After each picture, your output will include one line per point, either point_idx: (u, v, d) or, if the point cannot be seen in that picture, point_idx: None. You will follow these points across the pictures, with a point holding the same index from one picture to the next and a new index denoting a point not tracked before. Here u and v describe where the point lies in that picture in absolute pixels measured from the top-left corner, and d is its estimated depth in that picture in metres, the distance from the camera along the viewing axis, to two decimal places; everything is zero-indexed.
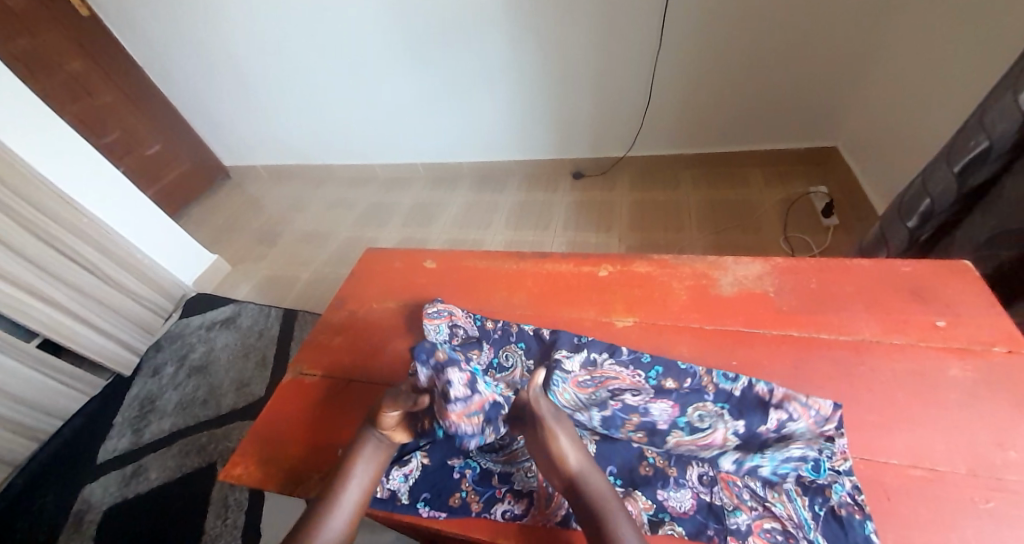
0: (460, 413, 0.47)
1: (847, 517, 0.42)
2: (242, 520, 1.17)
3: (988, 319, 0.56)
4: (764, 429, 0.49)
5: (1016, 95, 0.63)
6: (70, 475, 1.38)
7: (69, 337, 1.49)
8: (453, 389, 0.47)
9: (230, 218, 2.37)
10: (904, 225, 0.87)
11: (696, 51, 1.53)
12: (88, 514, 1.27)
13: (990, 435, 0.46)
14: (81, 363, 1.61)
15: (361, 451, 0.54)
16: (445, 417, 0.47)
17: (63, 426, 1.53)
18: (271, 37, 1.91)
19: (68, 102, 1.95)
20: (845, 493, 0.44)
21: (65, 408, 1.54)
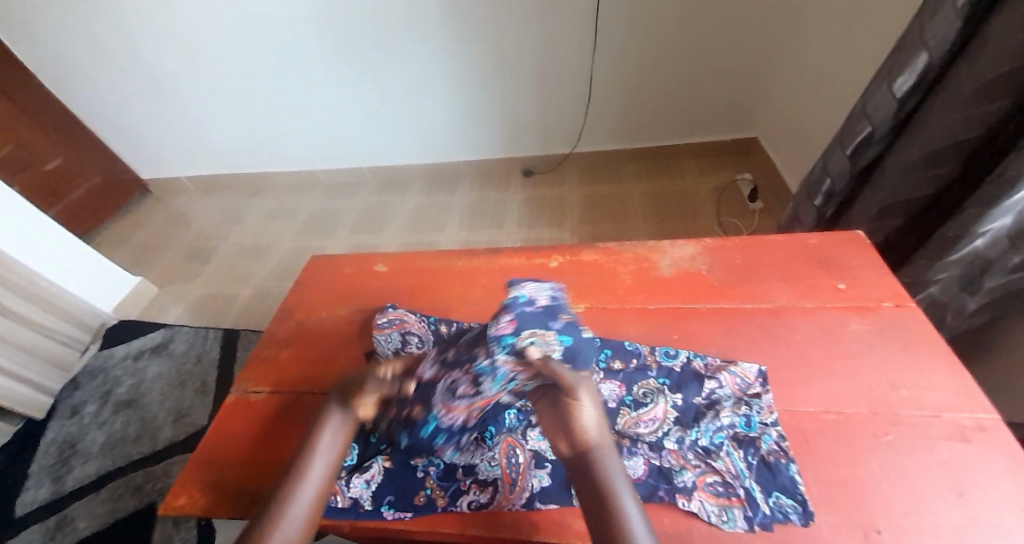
0: (464, 407, 0.49)
1: (774, 462, 0.47)
2: None
3: (878, 279, 0.65)
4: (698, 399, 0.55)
5: (890, 85, 0.74)
6: None
7: None
8: (459, 384, 0.48)
9: (153, 235, 2.18)
10: (812, 204, 0.98)
11: (626, 48, 1.63)
12: None
13: (886, 378, 0.53)
14: None
15: (326, 423, 0.51)
16: (446, 410, 0.49)
17: None
18: (192, 38, 1.81)
19: None
20: (771, 441, 0.49)
21: None
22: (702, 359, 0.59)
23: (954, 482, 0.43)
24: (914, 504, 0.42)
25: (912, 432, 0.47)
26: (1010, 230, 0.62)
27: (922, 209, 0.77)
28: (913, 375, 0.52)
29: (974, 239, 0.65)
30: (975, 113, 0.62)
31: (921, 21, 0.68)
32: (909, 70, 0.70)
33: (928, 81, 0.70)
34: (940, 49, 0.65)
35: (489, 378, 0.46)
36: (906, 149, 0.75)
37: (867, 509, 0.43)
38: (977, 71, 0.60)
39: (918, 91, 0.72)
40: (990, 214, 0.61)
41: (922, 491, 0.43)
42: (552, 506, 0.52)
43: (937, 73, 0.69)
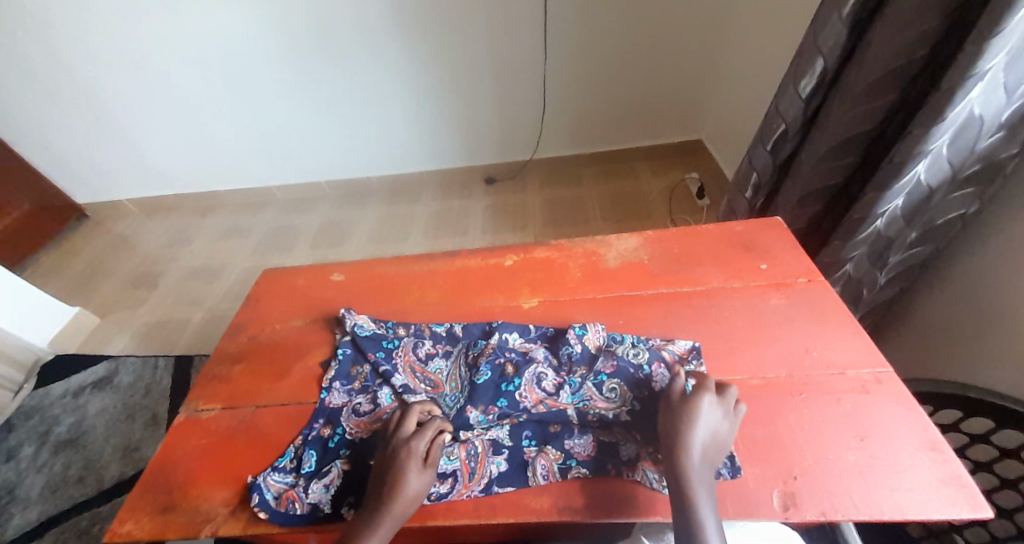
0: (536, 397, 0.59)
1: None
2: None
3: (795, 259, 0.72)
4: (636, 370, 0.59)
5: (796, 86, 0.82)
6: None
7: None
8: (547, 383, 0.60)
9: (92, 262, 2.05)
10: (744, 196, 1.06)
11: (575, 57, 1.70)
12: None
13: (801, 344, 0.59)
14: None
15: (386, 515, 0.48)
16: (524, 397, 0.59)
17: None
18: (131, 53, 1.74)
19: None
20: None
21: None
22: (637, 339, 0.64)
23: (858, 428, 0.49)
24: (825, 451, 0.47)
25: (822, 390, 0.53)
26: (904, 209, 0.70)
27: (833, 195, 0.86)
28: (822, 339, 0.59)
29: (875, 220, 0.73)
30: (866, 109, 0.70)
31: (815, 29, 0.76)
32: (810, 73, 0.78)
33: (828, 82, 0.78)
34: (832, 54, 0.74)
35: (568, 390, 0.59)
36: (815, 143, 0.82)
37: (788, 460, 0.47)
38: (863, 72, 0.68)
39: (820, 90, 0.80)
40: (886, 197, 0.69)
41: (830, 438, 0.48)
42: (510, 488, 0.54)
43: (834, 75, 0.77)
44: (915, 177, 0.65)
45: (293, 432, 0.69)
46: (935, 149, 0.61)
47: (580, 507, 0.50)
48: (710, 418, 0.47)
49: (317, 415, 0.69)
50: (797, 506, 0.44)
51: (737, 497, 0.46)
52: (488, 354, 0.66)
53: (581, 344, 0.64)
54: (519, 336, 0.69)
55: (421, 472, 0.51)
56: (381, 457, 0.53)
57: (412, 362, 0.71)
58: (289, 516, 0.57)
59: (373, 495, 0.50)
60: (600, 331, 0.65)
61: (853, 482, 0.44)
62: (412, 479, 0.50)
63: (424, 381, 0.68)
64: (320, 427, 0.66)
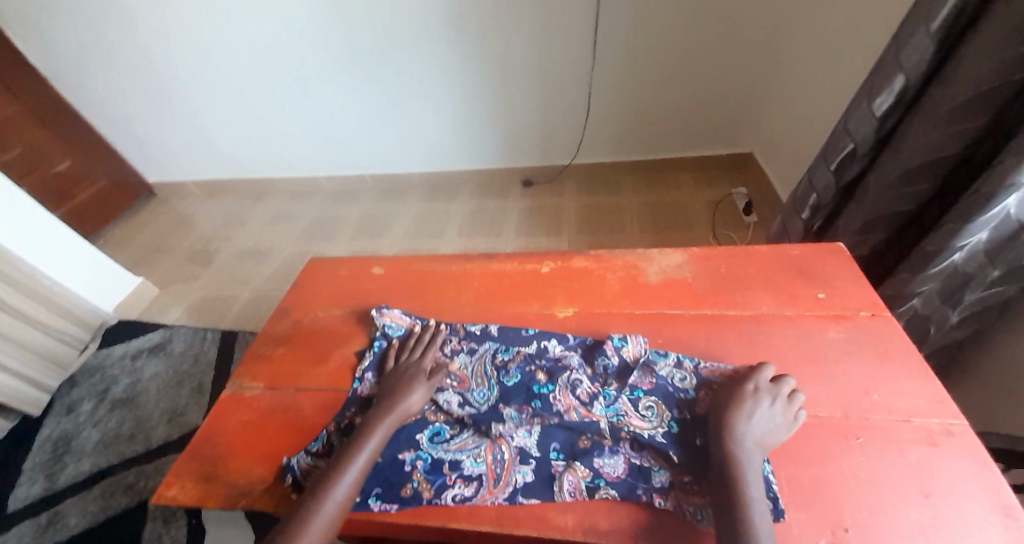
0: (569, 402, 0.59)
1: None
2: None
3: (855, 289, 0.67)
4: (677, 391, 0.58)
5: (870, 104, 0.77)
6: None
7: None
8: (581, 391, 0.60)
9: (155, 237, 2.21)
10: (800, 217, 1.00)
11: (626, 63, 1.67)
12: None
13: (857, 384, 0.55)
14: None
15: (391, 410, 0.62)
16: (557, 402, 0.60)
17: None
18: (204, 45, 1.86)
19: None
20: None
21: None
22: (677, 358, 0.62)
23: (920, 482, 0.44)
24: (880, 503, 0.44)
25: (882, 436, 0.49)
26: (987, 244, 0.64)
27: (902, 224, 0.79)
28: (883, 380, 0.54)
29: (952, 254, 0.67)
30: (952, 132, 0.64)
31: (897, 44, 0.71)
32: (888, 90, 0.73)
33: (907, 101, 0.73)
34: (915, 71, 0.68)
35: (602, 401, 0.58)
36: (887, 165, 0.76)
37: (838, 508, 0.44)
38: (953, 91, 0.62)
39: (897, 110, 0.74)
40: (968, 229, 0.63)
41: (887, 490, 0.44)
42: (535, 500, 0.53)
43: (914, 93, 0.72)
44: (1004, 210, 0.59)
45: (327, 418, 0.71)
46: None
47: (604, 530, 0.49)
48: (762, 413, 0.50)
49: (350, 403, 0.70)
50: None
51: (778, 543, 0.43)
52: (519, 360, 0.67)
53: (619, 357, 0.63)
54: (558, 343, 0.69)
55: (425, 386, 0.66)
56: (399, 369, 0.69)
57: (439, 357, 0.72)
58: None
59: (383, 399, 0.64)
60: (641, 344, 0.65)
61: (912, 541, 0.40)
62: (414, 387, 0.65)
63: (451, 376, 0.69)
64: (352, 416, 0.68)
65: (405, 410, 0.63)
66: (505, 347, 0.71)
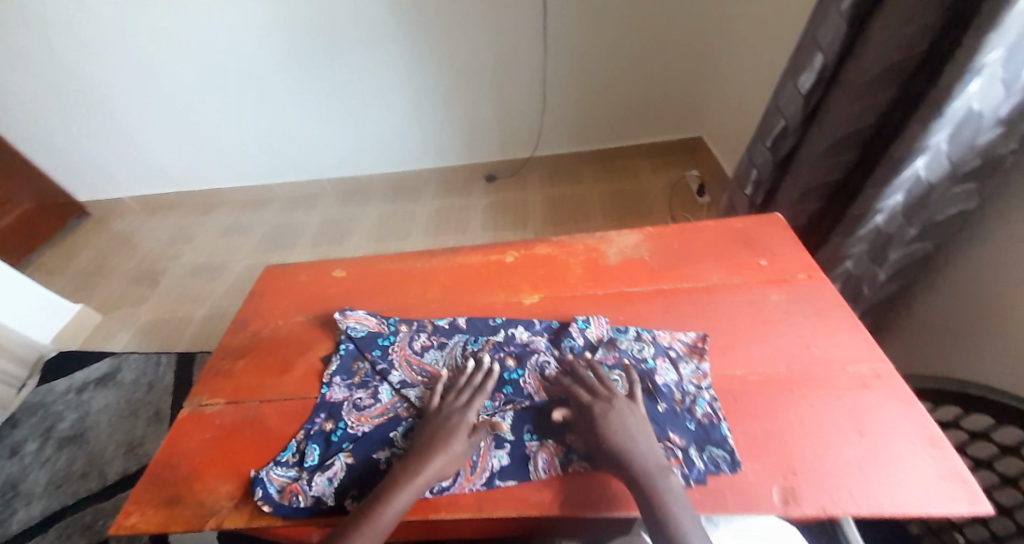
0: (538, 382, 0.62)
1: (709, 424, 0.52)
2: None
3: (793, 254, 0.72)
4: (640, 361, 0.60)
5: (795, 82, 0.82)
6: None
7: None
8: (550, 371, 0.63)
9: (94, 260, 2.06)
10: (744, 194, 1.06)
11: (576, 54, 1.70)
12: None
13: (800, 340, 0.59)
14: None
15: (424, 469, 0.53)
16: (526, 383, 0.62)
17: None
18: (132, 50, 1.74)
19: None
20: (706, 404, 0.54)
21: None
22: (637, 332, 0.65)
23: (858, 424, 0.49)
24: (824, 446, 0.48)
25: (821, 385, 0.53)
26: (903, 205, 0.70)
27: (833, 192, 0.86)
28: (820, 334, 0.59)
29: (874, 217, 0.73)
30: (868, 102, 0.70)
31: (813, 26, 0.77)
32: (810, 68, 0.78)
33: (827, 78, 0.79)
34: (831, 50, 0.74)
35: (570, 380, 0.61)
36: (814, 139, 0.82)
37: (789, 455, 0.48)
38: (863, 65, 0.68)
39: (819, 87, 0.80)
40: (884, 193, 0.69)
41: (829, 434, 0.48)
42: (511, 482, 0.54)
43: (833, 70, 0.77)
44: (914, 173, 0.65)
45: (296, 426, 0.69)
46: (933, 144, 0.61)
47: (580, 501, 0.51)
48: (635, 426, 0.50)
49: (319, 409, 0.69)
50: (797, 501, 0.44)
51: (738, 492, 0.46)
52: (489, 349, 0.68)
53: (584, 337, 0.65)
54: (525, 329, 0.71)
55: (466, 440, 0.56)
56: (435, 416, 0.59)
57: (409, 354, 0.72)
58: (292, 509, 0.58)
59: (415, 452, 0.55)
60: (603, 324, 0.67)
61: (851, 477, 0.45)
62: (456, 443, 0.55)
63: (422, 372, 0.69)
64: (322, 422, 0.67)
65: (439, 469, 0.53)
66: (475, 337, 0.72)
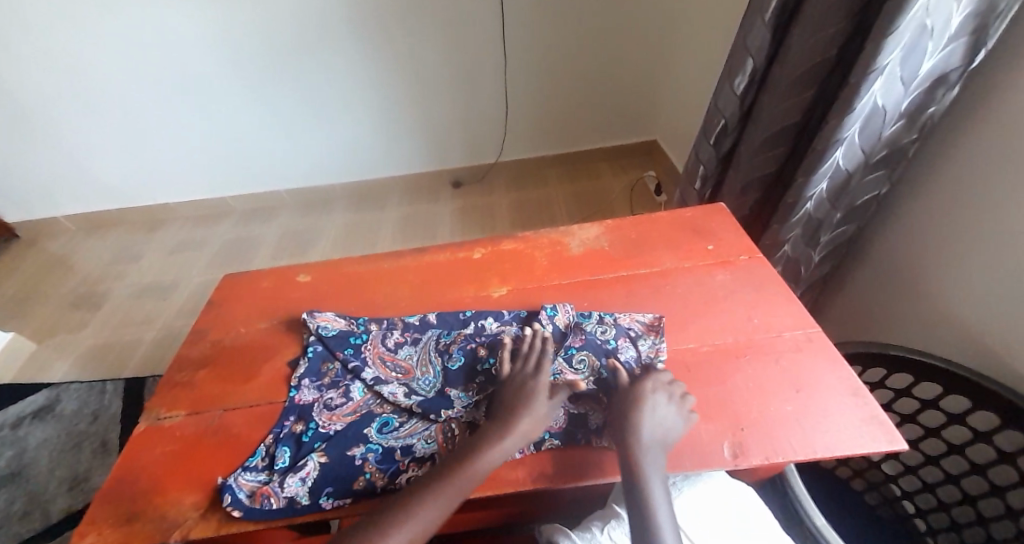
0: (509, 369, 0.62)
1: None
2: None
3: (738, 239, 0.79)
4: (603, 342, 0.63)
5: (731, 84, 0.90)
6: None
7: None
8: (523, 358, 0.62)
9: (27, 283, 1.91)
10: (693, 189, 1.13)
11: (533, 62, 1.77)
12: None
13: (744, 313, 0.65)
14: None
15: (512, 429, 0.53)
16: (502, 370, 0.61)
17: None
18: (69, 61, 1.65)
19: None
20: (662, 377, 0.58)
21: None
22: (601, 315, 0.69)
23: (795, 382, 0.54)
24: (767, 404, 0.53)
25: (762, 352, 0.59)
26: (829, 192, 0.78)
27: (770, 184, 0.94)
28: (763, 306, 0.65)
29: (806, 203, 0.80)
30: (793, 100, 0.78)
31: (742, 33, 0.85)
32: (742, 71, 0.86)
33: (758, 80, 0.87)
34: (760, 54, 0.82)
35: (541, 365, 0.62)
36: (750, 135, 0.90)
37: (737, 414, 0.52)
38: (788, 67, 0.76)
39: (751, 88, 0.88)
40: (811, 181, 0.76)
41: (772, 393, 0.54)
42: None
43: (762, 73, 0.85)
44: (835, 162, 0.73)
45: (264, 431, 0.68)
46: (849, 136, 0.68)
47: (552, 475, 0.53)
48: (659, 409, 0.51)
49: (288, 412, 0.69)
50: (745, 454, 0.48)
51: (695, 452, 0.50)
52: (460, 341, 0.71)
53: (554, 324, 0.68)
54: (494, 320, 0.73)
55: (548, 401, 0.56)
56: (513, 382, 0.59)
57: (381, 352, 0.73)
58: (264, 511, 0.57)
59: (499, 413, 0.55)
60: (569, 310, 0.70)
61: (791, 428, 0.50)
62: (542, 403, 0.56)
63: (396, 368, 0.70)
64: (292, 424, 0.67)
65: (529, 429, 0.54)
66: (447, 331, 0.74)
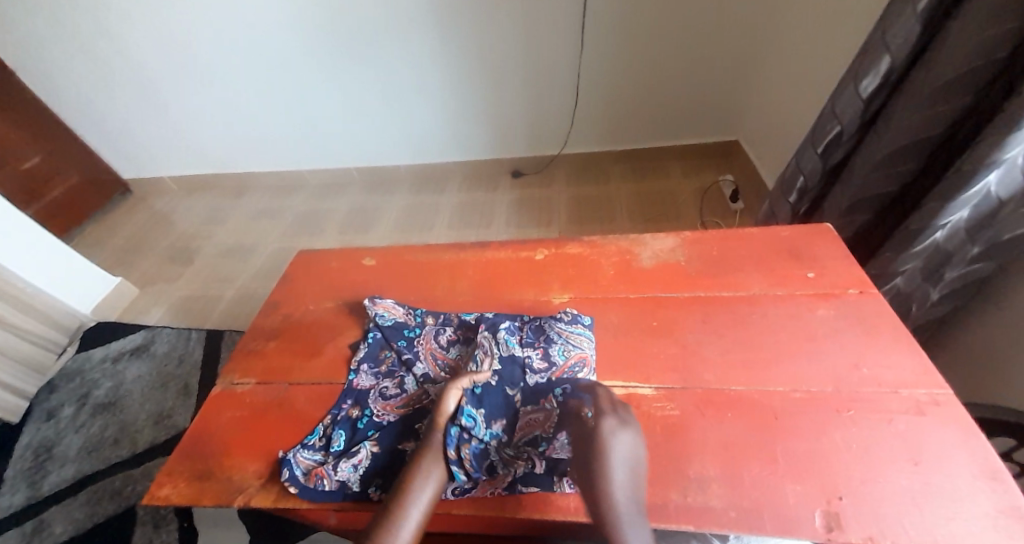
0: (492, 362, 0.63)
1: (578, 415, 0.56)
2: None
3: (843, 268, 0.69)
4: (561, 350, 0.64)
5: (856, 86, 0.78)
6: None
7: None
8: (533, 362, 0.62)
9: (134, 236, 2.14)
10: (787, 201, 1.02)
11: (612, 52, 1.66)
12: None
13: (848, 359, 0.57)
14: None
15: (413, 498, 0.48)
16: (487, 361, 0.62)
17: None
18: (177, 34, 1.79)
19: None
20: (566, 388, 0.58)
21: None
22: (574, 320, 0.68)
23: (910, 452, 0.46)
24: (872, 472, 0.45)
25: (872, 407, 0.51)
26: (968, 222, 0.65)
27: (885, 205, 0.81)
28: (873, 355, 0.56)
29: (934, 232, 0.69)
30: (934, 112, 0.65)
31: (882, 27, 0.73)
32: (873, 72, 0.74)
33: (891, 84, 0.74)
34: (900, 53, 0.70)
35: (536, 358, 0.62)
36: (871, 148, 0.78)
37: (832, 479, 0.46)
38: (936, 70, 0.63)
39: (882, 92, 0.76)
40: (948, 207, 0.65)
41: (878, 461, 0.46)
42: (534, 489, 0.53)
43: (899, 76, 0.73)
44: (984, 188, 0.60)
45: (323, 411, 0.70)
46: (1010, 159, 0.56)
47: None
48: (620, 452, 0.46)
49: (346, 396, 0.70)
50: (841, 528, 0.42)
51: (775, 513, 0.44)
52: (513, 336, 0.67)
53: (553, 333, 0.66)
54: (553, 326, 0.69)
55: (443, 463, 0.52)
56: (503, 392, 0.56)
57: (433, 348, 0.72)
58: (318, 492, 0.58)
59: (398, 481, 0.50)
60: (573, 315, 0.70)
61: (901, 506, 0.42)
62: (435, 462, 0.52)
63: (444, 368, 0.69)
64: (349, 408, 0.68)
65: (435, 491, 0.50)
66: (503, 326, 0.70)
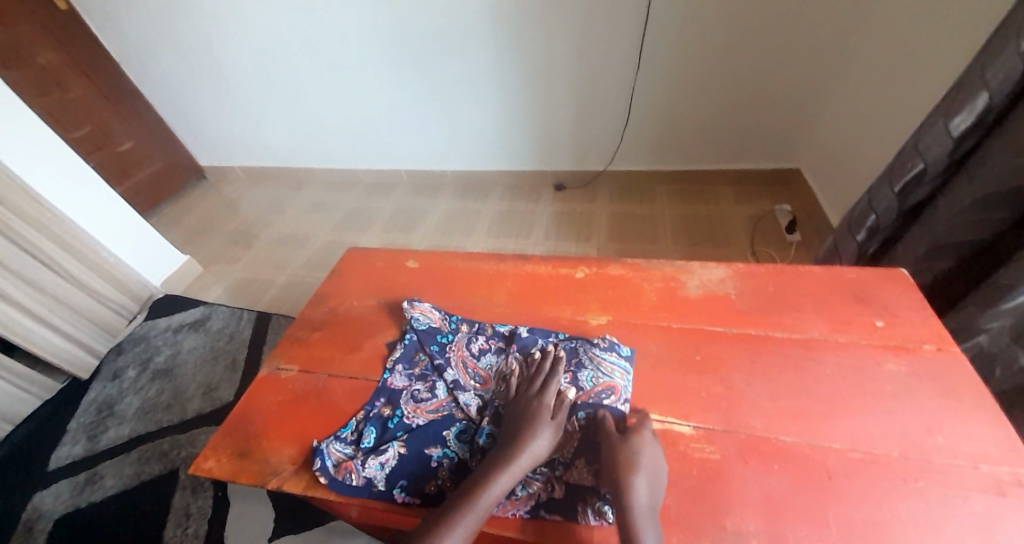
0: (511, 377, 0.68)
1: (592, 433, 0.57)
2: (205, 528, 1.13)
3: (917, 320, 0.63)
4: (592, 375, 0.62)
5: (947, 122, 0.71)
6: (20, 483, 1.30)
7: (22, 338, 1.44)
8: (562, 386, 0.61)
9: (203, 219, 2.32)
10: (854, 239, 0.95)
11: (672, 72, 1.62)
12: (37, 524, 1.20)
13: (920, 422, 0.51)
14: (37, 365, 1.55)
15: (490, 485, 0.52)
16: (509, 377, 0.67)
17: (17, 428, 1.46)
18: (256, 35, 1.92)
19: (38, 95, 1.91)
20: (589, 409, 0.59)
21: (16, 410, 1.46)
22: (609, 345, 0.67)
23: (987, 537, 0.41)
24: None
25: (945, 482, 0.46)
26: None
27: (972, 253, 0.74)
28: (951, 423, 0.51)
29: None
30: None
31: (983, 61, 0.66)
32: (968, 109, 0.68)
33: (989, 123, 0.67)
34: (1003, 90, 0.63)
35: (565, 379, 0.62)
36: (960, 190, 0.71)
37: None
38: None
39: (976, 131, 0.69)
40: None
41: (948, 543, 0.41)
42: (557, 517, 0.52)
43: (998, 114, 0.66)
44: None
45: (356, 406, 0.72)
46: None
47: None
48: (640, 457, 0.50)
49: (379, 394, 0.71)
50: None
51: None
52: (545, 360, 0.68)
53: (587, 357, 0.65)
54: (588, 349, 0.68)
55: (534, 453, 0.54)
56: (516, 404, 0.61)
57: (465, 356, 0.72)
58: (346, 486, 0.60)
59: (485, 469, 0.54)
60: (612, 342, 0.68)
61: None
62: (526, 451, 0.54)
63: (475, 377, 0.69)
64: (381, 406, 0.69)
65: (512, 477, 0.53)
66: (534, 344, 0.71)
